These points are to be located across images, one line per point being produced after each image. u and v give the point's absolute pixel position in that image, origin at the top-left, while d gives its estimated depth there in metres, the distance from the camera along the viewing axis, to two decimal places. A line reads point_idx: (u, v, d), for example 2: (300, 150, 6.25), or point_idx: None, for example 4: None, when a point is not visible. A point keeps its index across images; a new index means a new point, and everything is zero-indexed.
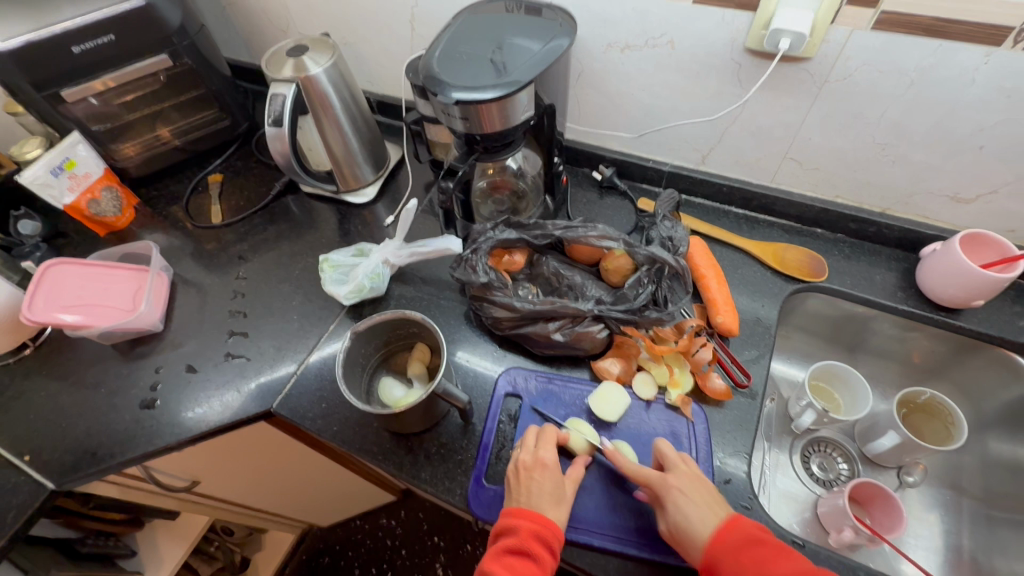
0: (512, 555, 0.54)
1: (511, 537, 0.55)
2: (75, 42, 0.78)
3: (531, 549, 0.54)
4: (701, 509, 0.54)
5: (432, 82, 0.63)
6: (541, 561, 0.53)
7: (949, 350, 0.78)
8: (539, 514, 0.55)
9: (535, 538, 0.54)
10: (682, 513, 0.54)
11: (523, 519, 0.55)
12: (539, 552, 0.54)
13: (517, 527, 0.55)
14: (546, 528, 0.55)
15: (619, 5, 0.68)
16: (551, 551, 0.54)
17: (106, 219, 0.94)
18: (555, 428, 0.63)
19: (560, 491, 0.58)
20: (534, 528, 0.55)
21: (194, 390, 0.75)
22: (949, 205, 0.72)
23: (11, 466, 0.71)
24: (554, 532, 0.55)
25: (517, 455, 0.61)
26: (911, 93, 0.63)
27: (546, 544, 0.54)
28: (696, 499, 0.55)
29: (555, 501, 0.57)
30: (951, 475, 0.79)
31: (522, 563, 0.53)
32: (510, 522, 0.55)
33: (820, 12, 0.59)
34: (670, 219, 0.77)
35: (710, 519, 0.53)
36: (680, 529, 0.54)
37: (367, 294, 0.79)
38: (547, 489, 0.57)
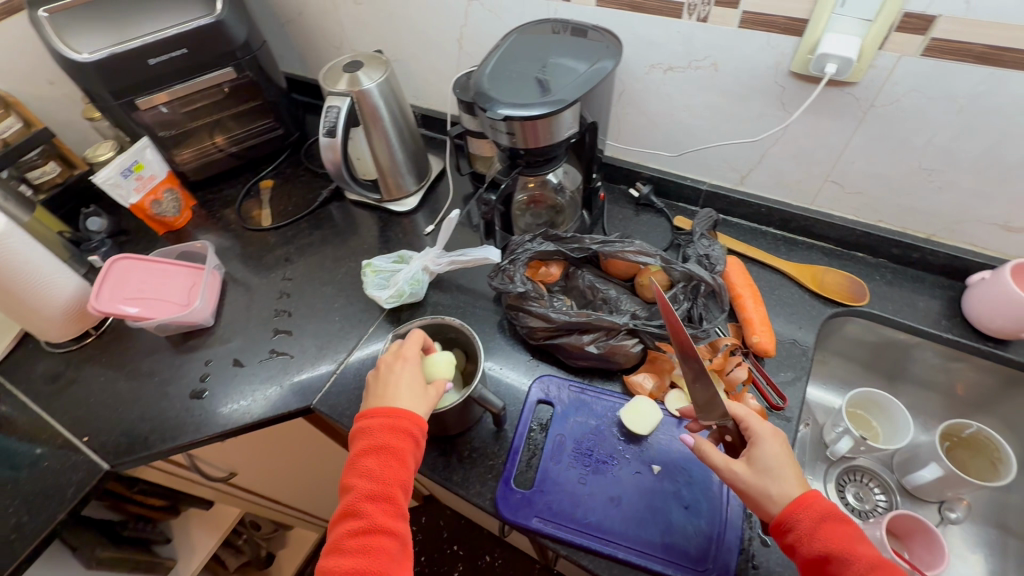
0: (368, 455, 0.55)
1: (365, 437, 0.56)
2: (153, 55, 0.85)
3: (388, 444, 0.55)
4: (792, 467, 0.52)
5: (481, 99, 0.66)
6: (401, 454, 0.55)
7: (996, 383, 0.75)
8: (396, 409, 0.57)
9: (388, 429, 0.56)
10: (773, 457, 0.53)
11: (373, 417, 0.57)
12: (394, 443, 0.55)
13: (371, 427, 0.56)
14: (403, 419, 0.56)
15: (664, 28, 0.70)
16: (412, 441, 0.56)
17: (166, 219, 1.00)
18: (424, 336, 0.66)
19: (421, 387, 0.60)
20: (381, 421, 0.56)
21: (240, 384, 0.79)
22: (998, 234, 0.71)
23: (70, 446, 0.76)
24: (409, 419, 0.57)
25: (385, 355, 0.63)
26: (960, 120, 0.62)
27: (400, 436, 0.56)
28: (788, 455, 0.53)
29: (412, 390, 0.59)
30: (996, 513, 0.76)
31: (378, 461, 0.55)
32: (363, 424, 0.57)
33: (866, 38, 0.59)
34: (707, 238, 0.78)
35: (798, 479, 0.52)
36: (764, 471, 0.52)
37: (407, 299, 0.82)
38: (411, 382, 0.59)
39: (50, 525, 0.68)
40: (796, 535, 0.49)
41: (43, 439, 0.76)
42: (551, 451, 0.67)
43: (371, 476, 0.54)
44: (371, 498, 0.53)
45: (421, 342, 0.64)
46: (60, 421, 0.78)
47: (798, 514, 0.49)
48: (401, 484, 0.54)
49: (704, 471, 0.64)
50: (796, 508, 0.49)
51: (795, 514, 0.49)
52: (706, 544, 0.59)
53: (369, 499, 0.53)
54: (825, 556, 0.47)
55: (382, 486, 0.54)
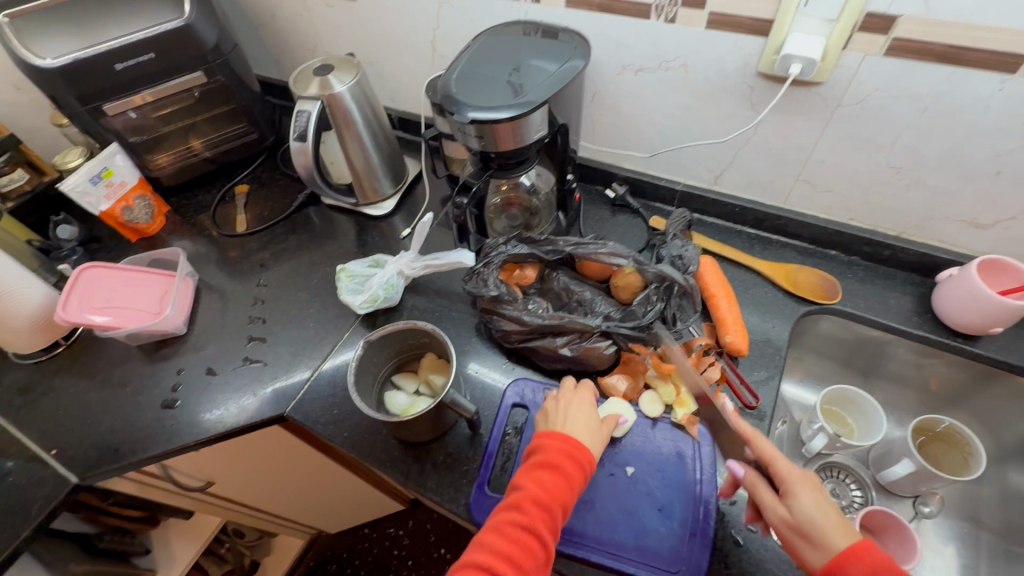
0: (541, 470, 0.57)
1: (542, 453, 0.58)
2: (119, 60, 0.83)
3: (560, 463, 0.57)
4: (837, 517, 0.51)
5: (449, 102, 0.66)
6: (570, 477, 0.57)
7: (967, 378, 0.76)
8: (570, 437, 0.59)
9: (565, 456, 0.58)
10: (814, 507, 0.52)
11: (553, 439, 0.59)
12: (568, 467, 0.57)
13: (546, 446, 0.59)
14: (576, 447, 0.59)
15: (633, 29, 0.70)
16: (579, 466, 0.58)
17: (138, 226, 0.98)
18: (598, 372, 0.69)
19: (595, 423, 0.62)
20: (564, 446, 0.58)
21: (213, 392, 0.78)
22: (966, 230, 0.72)
23: (38, 460, 0.74)
24: (580, 449, 0.58)
25: (556, 391, 0.66)
26: (924, 118, 0.63)
27: (573, 461, 0.57)
28: (828, 503, 0.53)
29: (584, 424, 0.61)
30: (968, 507, 0.77)
31: (550, 476, 0.56)
32: (541, 442, 0.60)
33: (831, 39, 0.60)
34: (681, 238, 0.78)
35: (843, 527, 0.51)
36: (807, 524, 0.51)
37: (381, 304, 0.81)
38: (581, 416, 0.62)
39: (16, 541, 0.67)
40: None
41: (11, 453, 0.75)
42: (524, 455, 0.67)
43: (540, 486, 0.55)
44: (537, 504, 0.54)
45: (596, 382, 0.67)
46: (29, 433, 0.77)
47: (843, 567, 0.48)
48: (563, 503, 0.55)
49: (677, 473, 0.64)
50: (844, 562, 0.48)
51: (840, 567, 0.48)
52: (678, 546, 0.59)
53: (534, 504, 0.54)
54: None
55: (548, 495, 0.55)
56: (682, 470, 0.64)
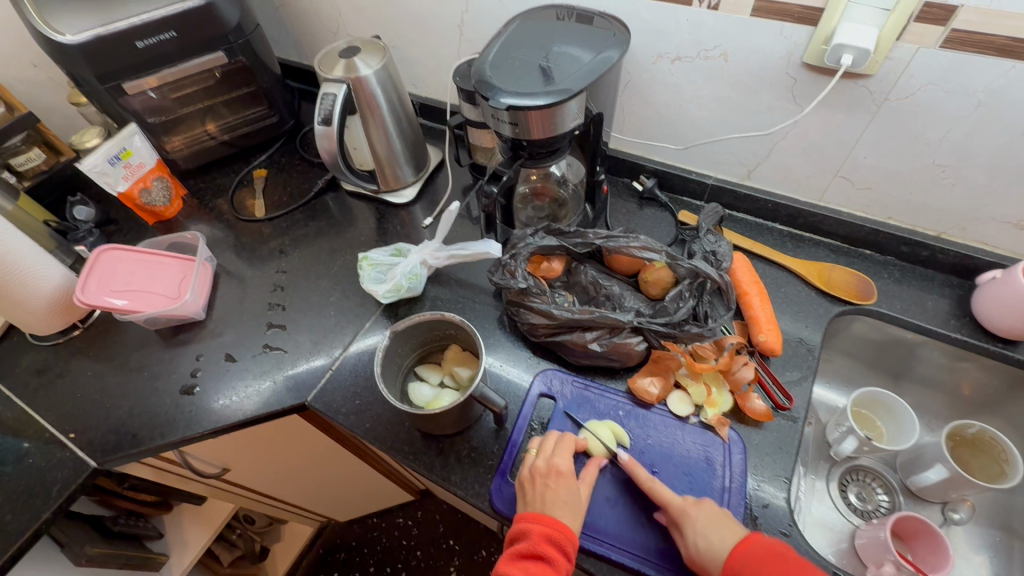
0: (526, 560, 0.54)
1: (523, 542, 0.55)
2: (139, 38, 0.81)
3: (542, 551, 0.54)
4: (722, 528, 0.54)
5: (483, 87, 0.63)
6: (556, 564, 0.53)
7: (1003, 383, 0.74)
8: (552, 518, 0.55)
9: (548, 540, 0.54)
10: (703, 534, 0.53)
11: (533, 523, 0.55)
12: (553, 555, 0.54)
13: (530, 532, 0.55)
14: (558, 531, 0.55)
15: (673, 15, 0.68)
16: (566, 550, 0.54)
17: (155, 208, 0.97)
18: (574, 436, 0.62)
19: (575, 497, 0.57)
20: (546, 531, 0.54)
21: (232, 379, 0.77)
22: (1010, 232, 0.69)
23: (56, 443, 0.73)
24: (564, 531, 0.55)
25: (532, 459, 0.60)
26: (976, 115, 0.60)
27: (555, 544, 0.54)
28: (716, 521, 0.54)
29: (563, 503, 0.56)
30: (999, 515, 0.75)
31: (538, 567, 0.53)
32: (521, 527, 0.55)
33: (885, 29, 0.57)
34: (713, 233, 0.76)
35: (730, 535, 0.53)
36: (701, 552, 0.52)
37: (404, 293, 0.79)
38: (560, 494, 0.57)
39: (34, 525, 0.66)
40: None
41: (28, 435, 0.74)
42: None
43: None
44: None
45: (572, 450, 0.60)
46: (47, 415, 0.76)
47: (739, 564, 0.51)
48: None
49: (704, 478, 0.62)
50: (737, 560, 0.51)
51: (736, 564, 0.51)
52: None
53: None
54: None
55: None
56: (710, 476, 0.62)
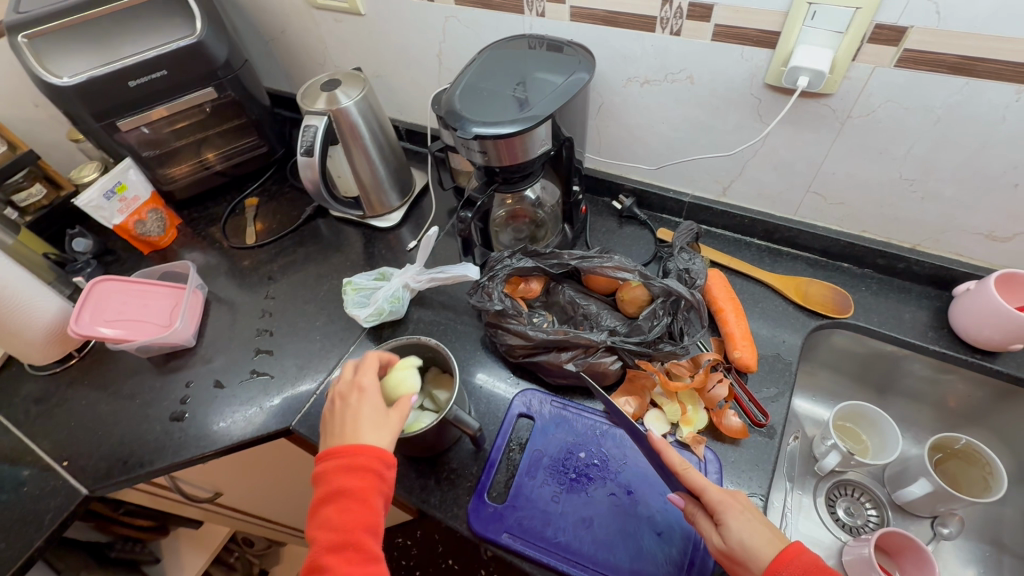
0: (335, 484, 0.52)
1: (321, 487, 0.53)
2: (132, 77, 0.85)
3: (345, 491, 0.52)
4: (762, 530, 0.49)
5: (452, 117, 0.65)
6: (359, 499, 0.52)
7: (987, 395, 0.73)
8: (342, 450, 0.54)
9: (343, 466, 0.53)
10: (746, 531, 0.49)
11: (341, 450, 0.54)
12: (350, 489, 0.52)
13: (323, 475, 0.53)
14: (355, 458, 0.53)
15: (638, 41, 0.70)
16: (376, 468, 0.53)
17: (150, 238, 1.00)
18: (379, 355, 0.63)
19: (373, 416, 0.56)
20: (334, 459, 0.53)
21: (220, 405, 0.78)
22: (983, 243, 0.69)
23: (50, 471, 0.75)
24: (354, 451, 0.53)
25: (337, 385, 0.61)
26: (937, 131, 0.61)
27: (358, 475, 0.52)
28: (757, 522, 0.50)
29: (373, 427, 0.55)
30: (990, 529, 0.74)
31: (346, 491, 0.52)
32: (319, 473, 0.54)
33: (839, 51, 0.59)
34: (688, 251, 0.77)
35: (772, 541, 0.49)
36: (741, 550, 0.48)
37: (386, 317, 0.81)
38: (374, 417, 0.56)
39: (26, 553, 0.67)
40: None
41: (25, 463, 0.76)
42: (526, 467, 0.66)
43: (332, 524, 0.51)
44: (332, 550, 0.50)
45: (377, 373, 0.61)
46: (43, 444, 0.78)
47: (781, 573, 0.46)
48: (364, 527, 0.51)
49: None
50: (778, 568, 0.46)
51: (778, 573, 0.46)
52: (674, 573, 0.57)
53: (336, 521, 0.51)
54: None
55: (343, 532, 0.50)
56: None
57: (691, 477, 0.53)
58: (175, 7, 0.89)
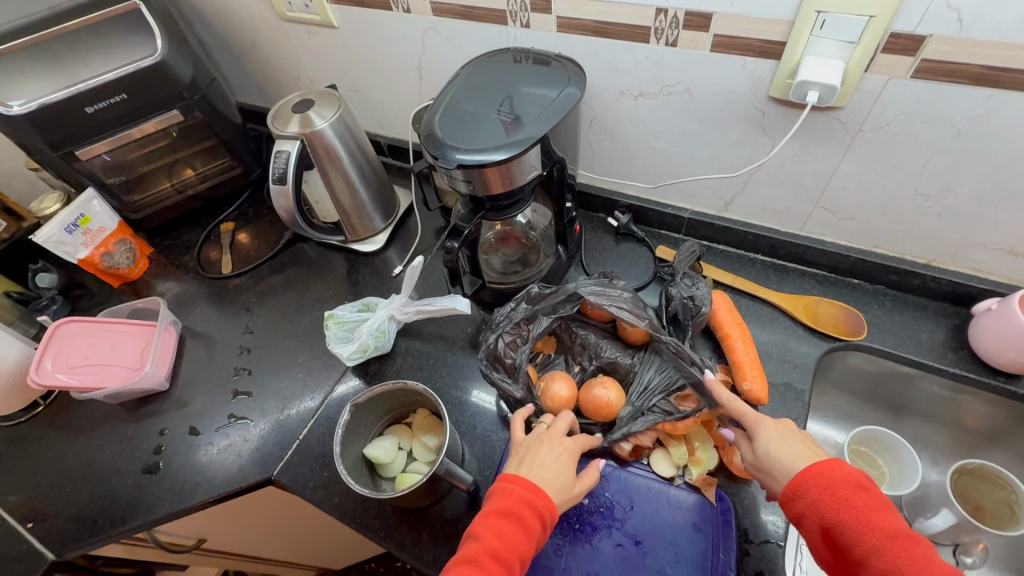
0: (500, 519, 0.50)
1: (503, 499, 0.51)
2: (89, 103, 0.79)
3: (521, 512, 0.50)
4: (797, 446, 0.51)
5: (433, 144, 0.60)
6: (531, 531, 0.50)
7: (1009, 417, 0.70)
8: (536, 483, 0.52)
9: (527, 505, 0.51)
10: (772, 442, 0.52)
11: (516, 485, 0.52)
12: (529, 520, 0.50)
13: (512, 491, 0.52)
14: (538, 494, 0.51)
15: (631, 53, 0.65)
16: (542, 522, 0.50)
17: (119, 271, 0.94)
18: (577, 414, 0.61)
19: (563, 468, 0.54)
20: (528, 495, 0.51)
21: (197, 454, 0.73)
22: (1004, 259, 0.65)
23: (14, 534, 0.70)
24: (544, 499, 0.51)
25: (536, 430, 0.59)
26: (956, 144, 0.57)
27: (535, 511, 0.50)
28: (792, 438, 0.52)
29: (557, 472, 0.54)
30: (1015, 557, 0.71)
31: (512, 530, 0.49)
32: (503, 486, 0.53)
33: (851, 61, 0.54)
34: (689, 277, 0.72)
35: (805, 456, 0.50)
36: (766, 459, 0.52)
37: (372, 352, 0.76)
38: (554, 463, 0.54)
39: None
40: (803, 504, 0.47)
41: None
42: None
43: (496, 537, 0.48)
44: (493, 558, 0.47)
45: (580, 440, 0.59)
46: (5, 503, 0.73)
47: (806, 481, 0.48)
48: (522, 557, 0.48)
49: (691, 548, 0.58)
50: (804, 478, 0.48)
51: (802, 482, 0.48)
52: None
53: (492, 559, 0.47)
54: (833, 527, 0.45)
55: (506, 547, 0.48)
56: (697, 544, 0.58)
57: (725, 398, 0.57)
58: (134, 25, 0.83)
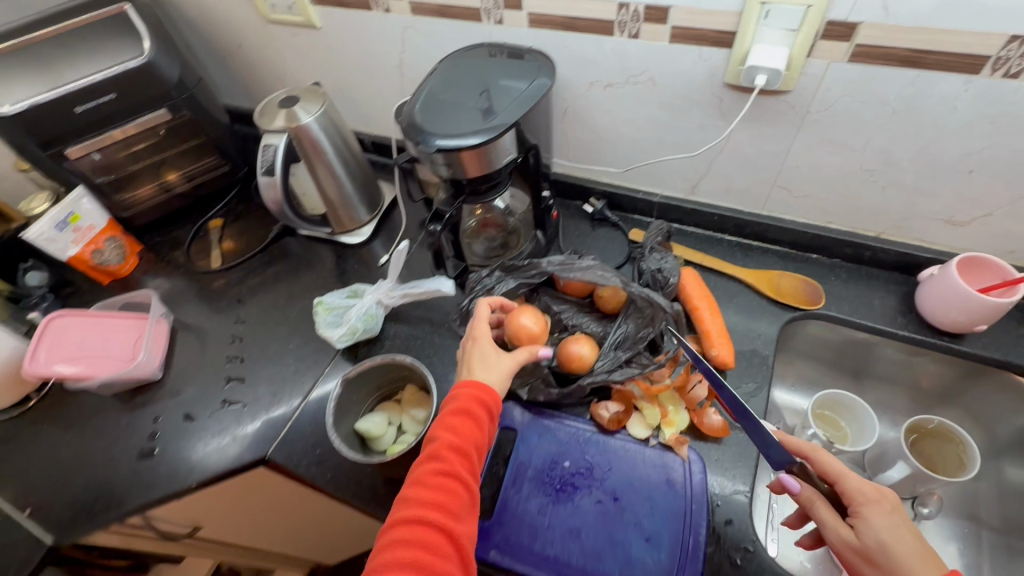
0: (453, 418, 0.56)
1: (453, 403, 0.58)
2: (78, 103, 0.82)
3: (471, 409, 0.57)
4: (915, 542, 0.46)
5: (414, 132, 0.64)
6: (481, 422, 0.57)
7: (957, 374, 0.75)
8: (482, 383, 0.59)
9: (476, 400, 0.57)
10: (887, 531, 0.47)
11: (464, 387, 0.59)
12: (479, 413, 0.57)
13: (460, 394, 0.58)
14: (484, 390, 0.58)
15: (598, 45, 0.70)
16: (490, 411, 0.58)
17: (109, 268, 0.96)
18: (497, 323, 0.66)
19: (502, 365, 0.61)
20: (475, 393, 0.58)
21: (192, 438, 0.75)
22: (944, 228, 0.71)
23: (12, 521, 0.71)
24: (490, 394, 0.58)
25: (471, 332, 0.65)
26: (893, 121, 0.62)
27: (482, 404, 0.57)
28: (907, 531, 0.47)
29: (494, 367, 0.61)
30: (968, 505, 0.76)
31: (465, 425, 0.56)
32: (453, 393, 0.59)
33: (794, 48, 0.59)
34: (659, 250, 0.77)
35: (924, 556, 0.45)
36: (877, 549, 0.46)
37: (361, 335, 0.79)
38: (495, 363, 0.61)
39: None
40: None
41: None
42: (511, 479, 0.65)
43: (451, 432, 0.55)
44: (455, 451, 0.54)
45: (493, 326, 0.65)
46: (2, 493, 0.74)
47: None
48: (478, 446, 0.55)
49: (666, 501, 0.62)
50: None
51: None
52: None
53: (451, 451, 0.54)
54: None
55: (462, 440, 0.55)
56: (672, 498, 0.62)
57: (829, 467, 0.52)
58: (122, 26, 0.85)
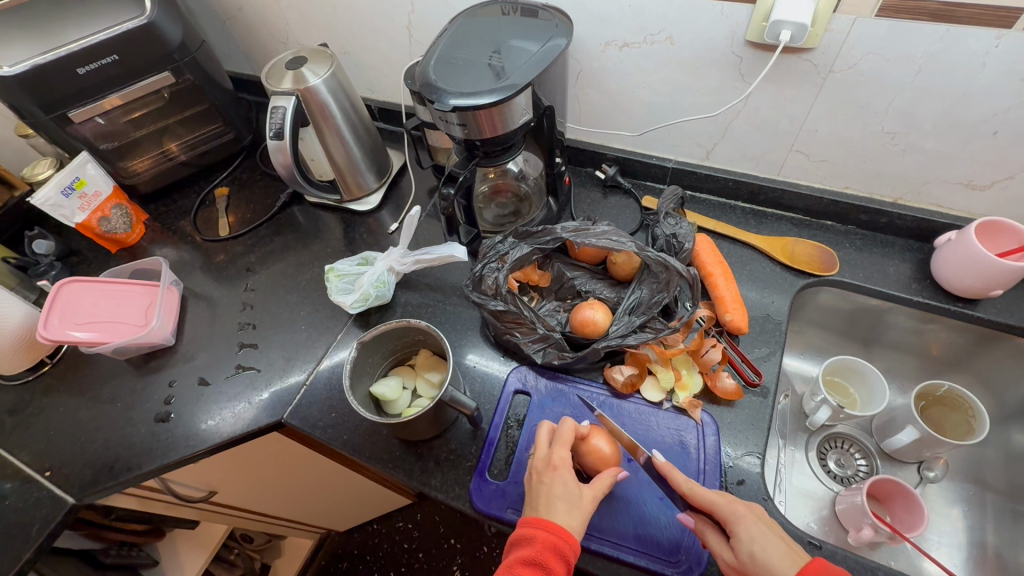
0: (523, 567, 0.49)
1: (526, 548, 0.51)
2: (80, 64, 0.79)
3: (545, 561, 0.50)
4: (781, 545, 0.48)
5: (428, 90, 0.63)
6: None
7: (969, 341, 0.75)
8: (557, 525, 0.52)
9: (551, 550, 0.50)
10: (758, 543, 0.48)
11: (538, 529, 0.51)
12: (555, 565, 0.50)
13: (534, 537, 0.51)
14: (562, 538, 0.51)
15: (615, 3, 0.68)
16: (568, 562, 0.50)
17: (117, 236, 0.95)
18: (573, 426, 0.60)
19: (576, 498, 0.54)
20: (552, 539, 0.51)
21: (207, 402, 0.76)
22: (963, 192, 0.70)
23: (33, 482, 0.72)
24: (569, 541, 0.51)
25: (534, 459, 0.59)
26: (919, 80, 0.61)
27: (560, 556, 0.50)
28: (775, 536, 0.48)
29: (570, 505, 0.53)
30: (974, 469, 0.77)
31: None
32: (525, 532, 0.52)
33: (820, 3, 0.57)
34: (674, 216, 0.76)
35: (791, 559, 0.46)
36: (753, 564, 0.47)
37: (373, 302, 0.79)
38: (570, 501, 0.54)
39: (17, 565, 0.65)
40: None
41: (5, 477, 0.73)
42: (526, 442, 0.66)
43: None
44: None
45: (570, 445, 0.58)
46: (20, 455, 0.75)
47: None
48: None
49: (679, 462, 0.63)
50: None
51: None
52: (678, 536, 0.58)
53: None
54: None
55: None
56: (685, 460, 0.63)
57: (700, 493, 0.53)
58: None
